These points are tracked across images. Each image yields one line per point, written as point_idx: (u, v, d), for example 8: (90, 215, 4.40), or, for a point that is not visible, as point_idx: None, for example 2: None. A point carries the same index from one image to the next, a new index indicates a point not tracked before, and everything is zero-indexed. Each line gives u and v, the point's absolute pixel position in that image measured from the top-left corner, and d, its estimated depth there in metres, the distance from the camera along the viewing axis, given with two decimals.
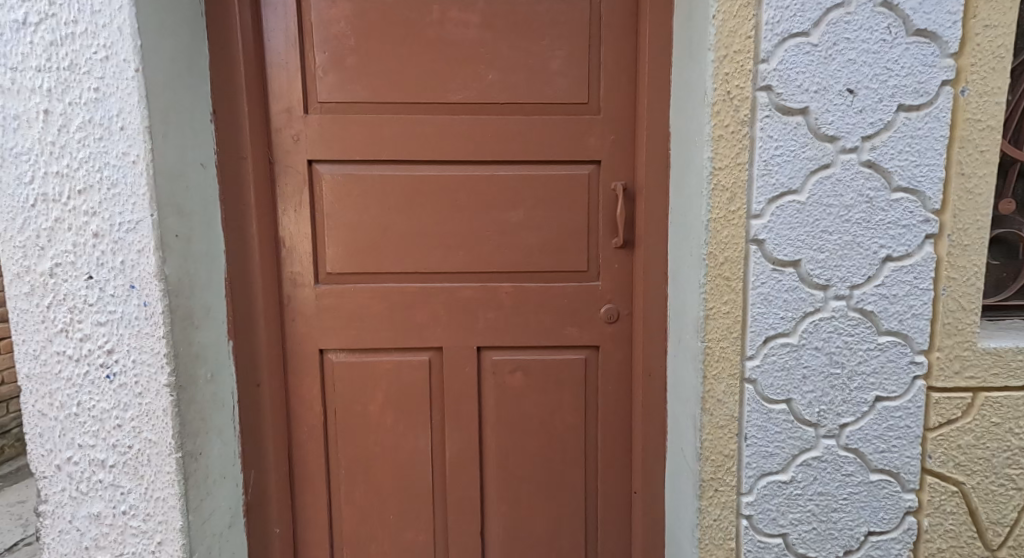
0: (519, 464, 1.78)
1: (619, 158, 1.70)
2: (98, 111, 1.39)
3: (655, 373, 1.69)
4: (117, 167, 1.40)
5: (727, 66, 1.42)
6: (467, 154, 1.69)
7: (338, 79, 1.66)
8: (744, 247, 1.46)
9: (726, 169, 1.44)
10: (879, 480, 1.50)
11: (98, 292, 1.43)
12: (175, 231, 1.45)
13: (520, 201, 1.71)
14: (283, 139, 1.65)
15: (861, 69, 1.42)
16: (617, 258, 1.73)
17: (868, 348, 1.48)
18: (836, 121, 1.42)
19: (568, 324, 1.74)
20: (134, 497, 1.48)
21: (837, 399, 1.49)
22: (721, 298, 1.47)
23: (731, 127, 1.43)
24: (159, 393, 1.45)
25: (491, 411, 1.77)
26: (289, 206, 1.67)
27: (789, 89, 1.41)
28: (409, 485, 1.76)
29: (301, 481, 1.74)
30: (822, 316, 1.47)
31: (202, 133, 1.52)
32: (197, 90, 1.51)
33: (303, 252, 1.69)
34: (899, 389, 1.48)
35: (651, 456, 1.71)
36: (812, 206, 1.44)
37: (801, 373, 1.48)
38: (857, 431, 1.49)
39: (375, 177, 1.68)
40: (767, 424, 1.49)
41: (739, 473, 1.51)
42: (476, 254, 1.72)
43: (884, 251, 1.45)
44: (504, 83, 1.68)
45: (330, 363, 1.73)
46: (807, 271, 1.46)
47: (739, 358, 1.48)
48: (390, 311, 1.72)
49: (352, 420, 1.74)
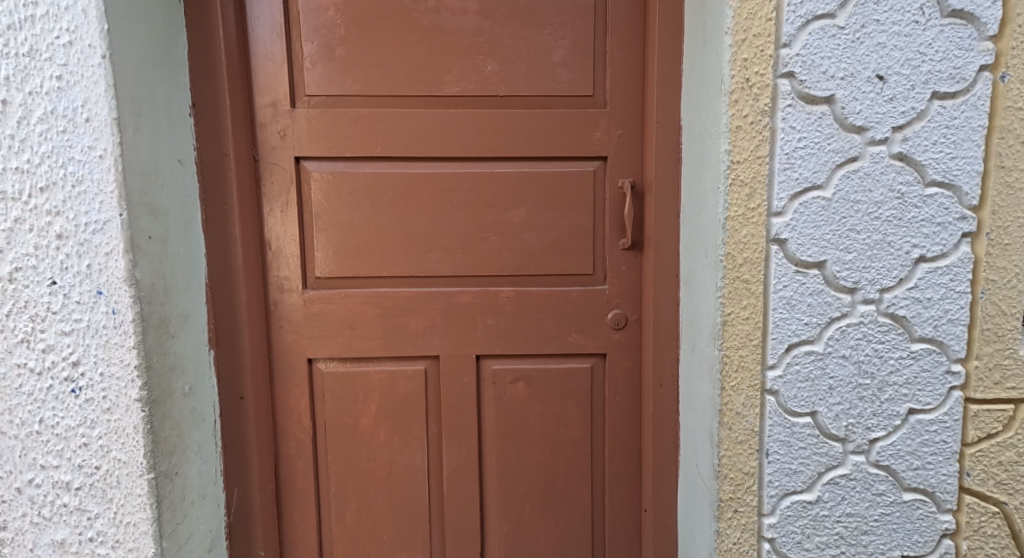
0: (521, 481, 1.66)
1: (628, 154, 1.59)
2: (61, 101, 1.29)
3: (667, 383, 1.58)
4: (82, 163, 1.30)
5: (745, 51, 1.31)
6: (464, 150, 1.58)
7: (328, 70, 1.55)
8: (765, 247, 1.34)
9: (745, 164, 1.33)
10: (913, 500, 1.39)
11: (63, 298, 1.32)
12: (147, 232, 1.35)
13: (522, 200, 1.60)
14: (268, 135, 1.55)
15: (892, 54, 1.30)
16: (626, 261, 1.62)
17: (900, 357, 1.36)
18: (864, 111, 1.31)
19: (573, 332, 1.63)
20: (102, 522, 1.37)
21: (867, 412, 1.38)
22: (740, 303, 1.36)
23: (750, 117, 1.31)
24: (129, 409, 1.35)
25: (492, 424, 1.66)
26: (275, 206, 1.57)
27: (813, 75, 1.30)
28: (404, 503, 1.65)
29: (289, 500, 1.63)
30: (850, 322, 1.35)
31: (178, 128, 1.42)
32: (172, 82, 1.42)
33: (291, 255, 1.58)
34: (934, 401, 1.37)
35: (663, 472, 1.60)
36: (838, 203, 1.33)
37: (827, 384, 1.37)
38: (888, 446, 1.38)
39: (367, 175, 1.57)
40: (790, 439, 1.38)
41: (760, 492, 1.40)
42: (475, 257, 1.61)
43: (917, 251, 1.34)
44: (504, 74, 1.57)
45: (320, 374, 1.62)
46: (832, 273, 1.35)
47: (760, 368, 1.37)
48: (384, 319, 1.61)
49: (343, 434, 1.63)
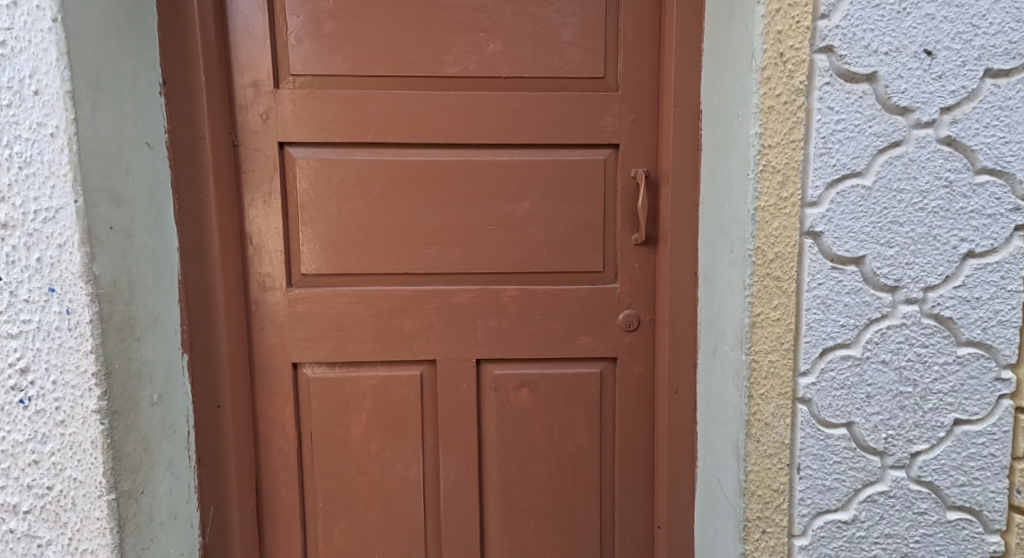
0: (524, 496, 1.53)
1: (641, 141, 1.46)
2: (6, 71, 1.14)
3: (683, 390, 1.45)
4: (31, 142, 1.16)
5: (779, 23, 1.18)
6: (463, 136, 1.45)
7: (315, 48, 1.41)
8: (798, 241, 1.21)
9: (777, 148, 1.20)
10: (958, 520, 1.26)
11: (9, 297, 1.17)
12: (108, 221, 1.21)
13: (526, 190, 1.47)
14: (250, 118, 1.41)
15: (941, 26, 1.18)
16: (638, 258, 1.49)
17: (945, 362, 1.24)
18: (909, 90, 1.18)
19: (581, 334, 1.50)
20: (55, 549, 1.23)
21: (908, 423, 1.25)
22: (770, 302, 1.23)
23: (784, 96, 1.19)
24: (86, 422, 1.21)
25: (493, 434, 1.52)
26: (257, 196, 1.43)
27: (854, 50, 1.17)
28: (398, 520, 1.52)
29: (270, 518, 1.49)
30: (890, 324, 1.23)
31: (145, 107, 1.29)
32: (139, 55, 1.28)
33: (274, 250, 1.44)
34: (982, 411, 1.24)
35: (679, 486, 1.47)
36: (879, 192, 1.20)
37: (864, 392, 1.24)
38: (931, 461, 1.25)
39: (357, 163, 1.44)
40: (824, 452, 1.25)
41: (791, 511, 1.27)
42: (475, 253, 1.47)
43: (965, 245, 1.21)
44: (508, 54, 1.44)
45: (306, 380, 1.48)
46: (871, 270, 1.22)
47: (792, 375, 1.24)
48: (376, 319, 1.47)
49: (331, 446, 1.50)
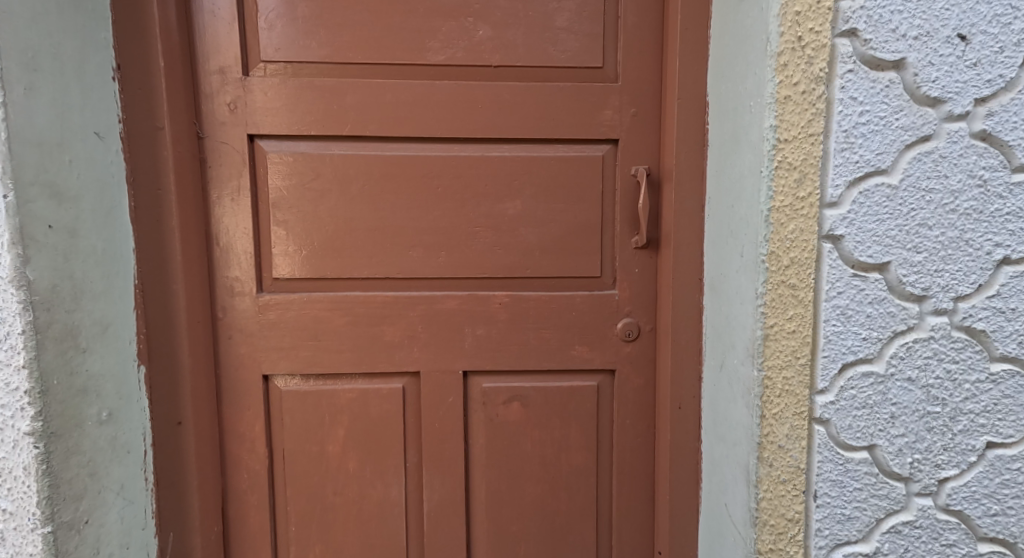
0: (514, 519, 1.41)
1: (643, 136, 1.35)
2: None
3: (687, 405, 1.34)
4: None
5: (797, 3, 1.07)
6: (450, 129, 1.33)
7: (288, 32, 1.30)
8: (816, 246, 1.10)
9: (793, 142, 1.09)
10: (990, 553, 1.15)
11: None
12: (47, 221, 1.10)
13: (518, 189, 1.35)
14: (216, 108, 1.29)
15: (977, 8, 1.06)
16: (639, 262, 1.37)
17: (978, 380, 1.12)
18: (941, 78, 1.07)
19: (577, 345, 1.39)
20: None
21: (936, 446, 1.13)
22: (784, 313, 1.12)
23: (802, 85, 1.07)
24: (18, 445, 1.09)
25: (480, 451, 1.40)
26: (224, 192, 1.31)
27: (880, 34, 1.06)
28: (377, 545, 1.40)
29: (238, 542, 1.37)
30: (917, 337, 1.11)
31: (92, 94, 1.17)
32: (87, 36, 1.16)
33: (243, 252, 1.33)
34: (1018, 434, 1.13)
35: (681, 508, 1.36)
36: (906, 191, 1.09)
37: (888, 412, 1.12)
38: (961, 488, 1.14)
39: (334, 158, 1.32)
40: (843, 478, 1.13)
41: (806, 543, 1.15)
42: (461, 256, 1.36)
43: (1000, 251, 1.10)
44: (498, 40, 1.33)
45: (277, 393, 1.36)
46: (897, 278, 1.10)
47: (808, 393, 1.12)
48: (354, 328, 1.35)
49: (305, 464, 1.38)
